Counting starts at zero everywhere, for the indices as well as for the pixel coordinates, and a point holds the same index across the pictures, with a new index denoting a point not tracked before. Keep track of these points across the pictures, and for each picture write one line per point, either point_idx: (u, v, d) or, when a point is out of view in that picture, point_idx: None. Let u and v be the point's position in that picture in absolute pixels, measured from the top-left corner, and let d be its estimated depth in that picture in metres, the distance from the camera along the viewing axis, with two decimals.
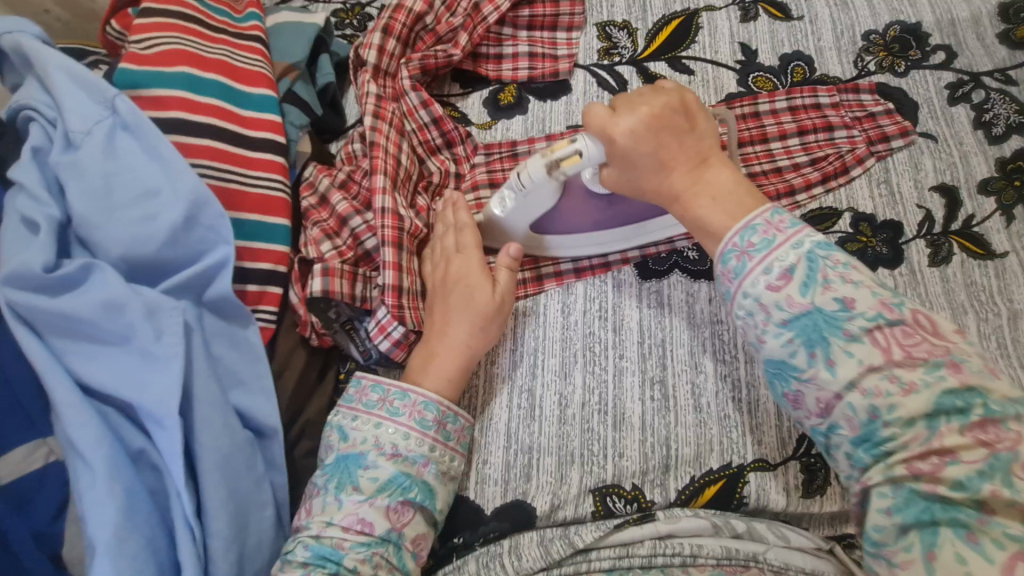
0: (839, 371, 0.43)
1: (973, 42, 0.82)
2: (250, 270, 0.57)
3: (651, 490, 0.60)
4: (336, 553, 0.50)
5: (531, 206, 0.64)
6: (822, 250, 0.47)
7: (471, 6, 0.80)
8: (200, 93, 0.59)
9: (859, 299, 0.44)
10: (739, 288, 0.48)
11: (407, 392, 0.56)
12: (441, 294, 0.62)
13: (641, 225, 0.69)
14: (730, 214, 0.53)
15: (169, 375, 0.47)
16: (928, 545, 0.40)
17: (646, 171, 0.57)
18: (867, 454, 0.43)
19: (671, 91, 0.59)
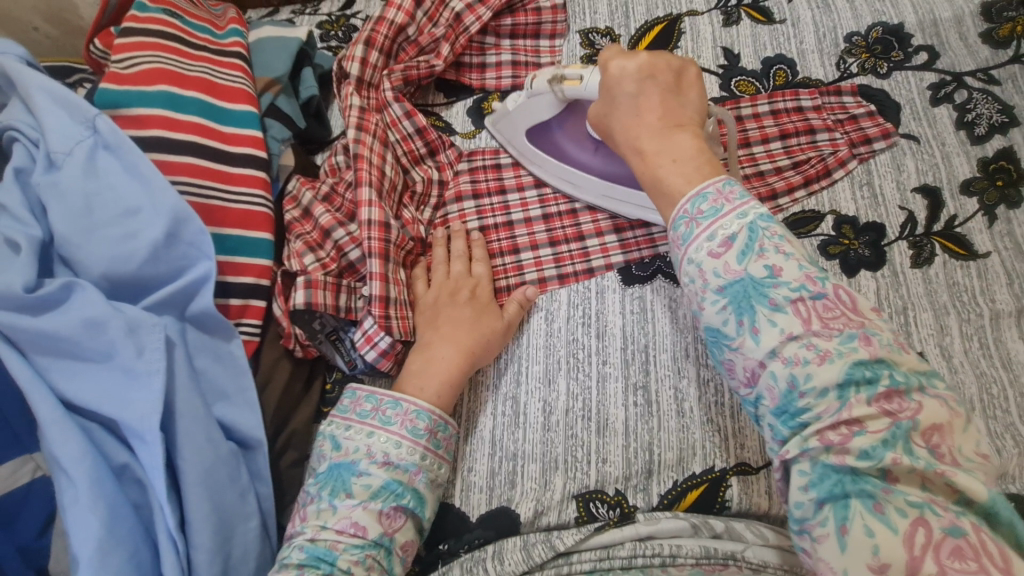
0: (763, 339, 0.42)
1: (956, 43, 0.82)
2: (233, 284, 0.58)
3: (634, 495, 0.61)
4: (330, 555, 0.49)
5: (532, 109, 0.70)
6: (764, 221, 0.45)
7: (453, 17, 0.81)
8: (182, 111, 0.60)
9: (787, 270, 0.43)
10: (685, 252, 0.46)
11: (399, 400, 0.56)
12: (447, 306, 0.65)
13: (611, 187, 0.72)
14: (686, 176, 0.50)
15: (150, 391, 0.47)
16: (840, 519, 0.38)
17: (623, 114, 0.57)
18: (785, 426, 0.41)
19: (679, 61, 0.58)
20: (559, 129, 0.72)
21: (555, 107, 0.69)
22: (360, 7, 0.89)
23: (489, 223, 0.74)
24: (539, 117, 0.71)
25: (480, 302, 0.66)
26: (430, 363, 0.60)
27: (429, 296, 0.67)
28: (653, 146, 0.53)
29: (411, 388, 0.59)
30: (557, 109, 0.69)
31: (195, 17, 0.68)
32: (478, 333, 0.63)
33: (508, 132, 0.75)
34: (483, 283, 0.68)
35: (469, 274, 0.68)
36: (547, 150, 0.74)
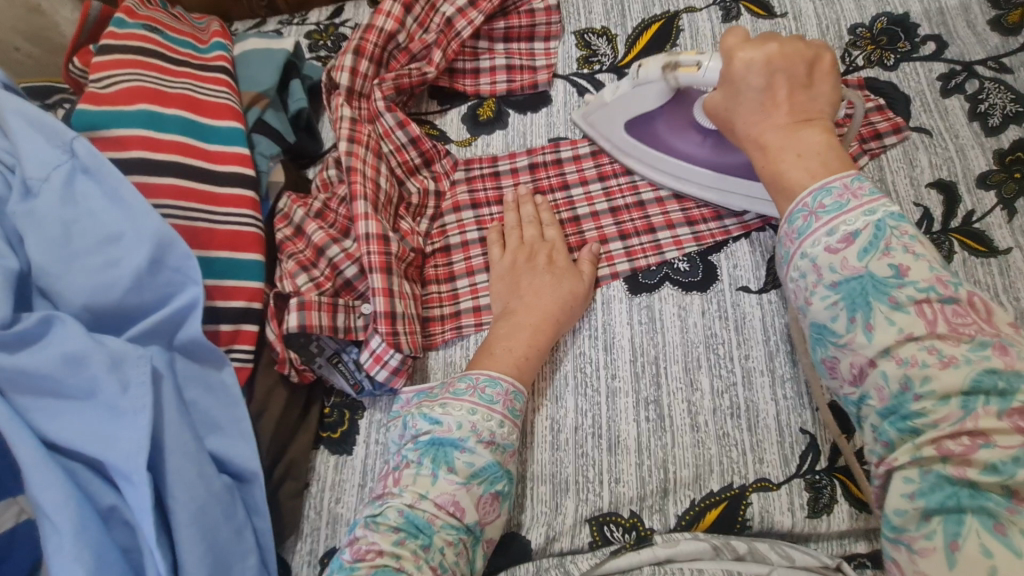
0: (876, 338, 0.39)
1: (963, 31, 0.79)
2: (222, 308, 0.55)
3: (650, 516, 0.58)
4: (429, 528, 0.48)
5: (636, 99, 0.64)
6: (894, 220, 0.41)
7: (444, 22, 0.78)
8: (164, 131, 0.57)
9: (915, 270, 0.39)
10: (800, 247, 0.43)
11: (497, 380, 0.56)
12: (526, 273, 0.65)
13: (722, 178, 0.68)
14: (810, 172, 0.46)
15: (136, 428, 0.45)
16: (951, 534, 0.35)
17: (747, 107, 0.51)
18: (892, 428, 0.38)
19: (814, 44, 0.51)
20: (662, 120, 0.66)
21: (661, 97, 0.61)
22: (349, 16, 0.87)
23: None
24: (642, 108, 0.64)
25: (559, 268, 0.65)
26: (517, 328, 0.61)
27: (505, 263, 0.67)
28: (778, 139, 0.49)
29: (500, 349, 0.59)
30: (665, 97, 0.62)
31: (177, 32, 0.66)
32: (560, 298, 0.63)
33: (604, 123, 0.70)
34: (559, 247, 0.67)
35: (543, 238, 0.68)
36: (647, 140, 0.69)
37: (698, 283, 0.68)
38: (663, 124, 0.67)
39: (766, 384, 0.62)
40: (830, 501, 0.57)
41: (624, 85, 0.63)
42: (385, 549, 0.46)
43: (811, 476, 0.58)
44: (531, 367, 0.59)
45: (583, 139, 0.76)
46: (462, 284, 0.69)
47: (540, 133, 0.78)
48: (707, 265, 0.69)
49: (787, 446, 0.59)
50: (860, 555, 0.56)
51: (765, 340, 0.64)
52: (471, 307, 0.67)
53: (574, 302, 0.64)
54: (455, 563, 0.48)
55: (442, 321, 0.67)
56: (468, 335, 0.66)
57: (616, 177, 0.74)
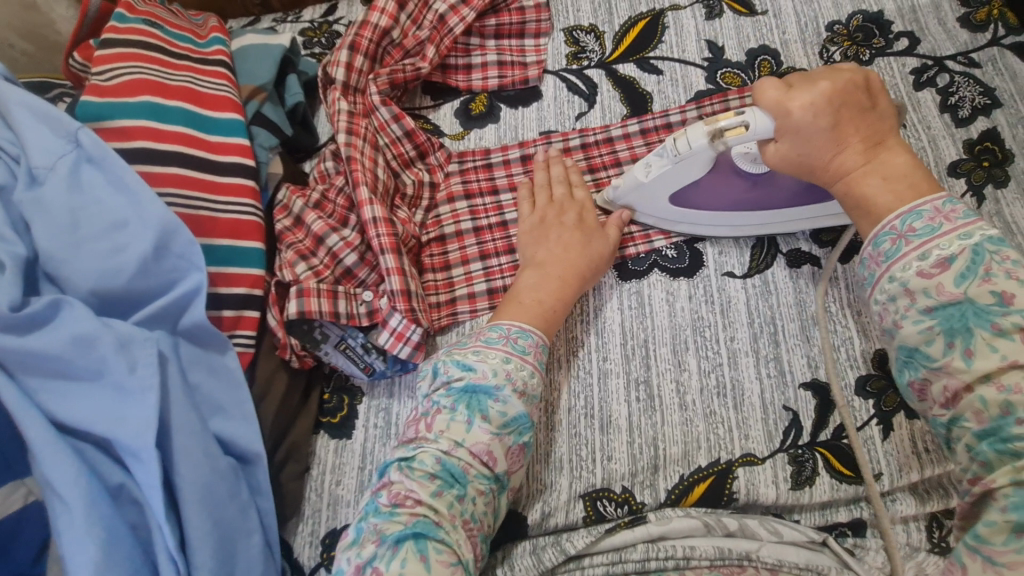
0: (976, 363, 0.41)
1: (935, 28, 0.83)
2: (225, 295, 0.57)
3: (641, 491, 0.60)
4: (465, 477, 0.52)
5: (677, 175, 0.64)
6: (992, 245, 0.44)
7: (437, 19, 0.80)
8: (167, 122, 0.59)
9: (1020, 296, 0.42)
10: (888, 271, 0.47)
11: (528, 333, 0.60)
12: (555, 228, 0.68)
13: (778, 213, 0.67)
14: (896, 195, 0.50)
15: (144, 408, 0.46)
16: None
17: (820, 147, 0.54)
18: (991, 448, 0.41)
19: (848, 74, 0.55)
20: (705, 187, 0.65)
21: (706, 164, 0.62)
22: (342, 13, 0.89)
23: (483, 223, 0.73)
24: (684, 180, 0.64)
25: (588, 226, 0.68)
26: (547, 278, 0.64)
27: (533, 219, 0.70)
28: (861, 165, 0.53)
29: (530, 299, 0.63)
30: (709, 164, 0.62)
31: (176, 27, 0.67)
32: (588, 256, 0.66)
33: (645, 203, 0.68)
34: (588, 207, 0.70)
35: (571, 198, 0.71)
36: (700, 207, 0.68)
37: (685, 269, 0.70)
38: (709, 189, 0.66)
39: (751, 364, 0.65)
40: (812, 474, 0.59)
41: (662, 163, 0.63)
42: (423, 498, 0.50)
43: (794, 450, 0.60)
44: (555, 320, 0.63)
45: (572, 132, 0.79)
46: (457, 272, 0.71)
47: (531, 127, 0.81)
48: (693, 252, 0.71)
49: (771, 423, 0.62)
50: (841, 525, 0.58)
51: (749, 322, 0.67)
52: (467, 295, 0.70)
53: (600, 262, 0.67)
54: (483, 513, 0.52)
55: (438, 307, 0.69)
56: (463, 321, 0.69)
57: (605, 169, 0.77)
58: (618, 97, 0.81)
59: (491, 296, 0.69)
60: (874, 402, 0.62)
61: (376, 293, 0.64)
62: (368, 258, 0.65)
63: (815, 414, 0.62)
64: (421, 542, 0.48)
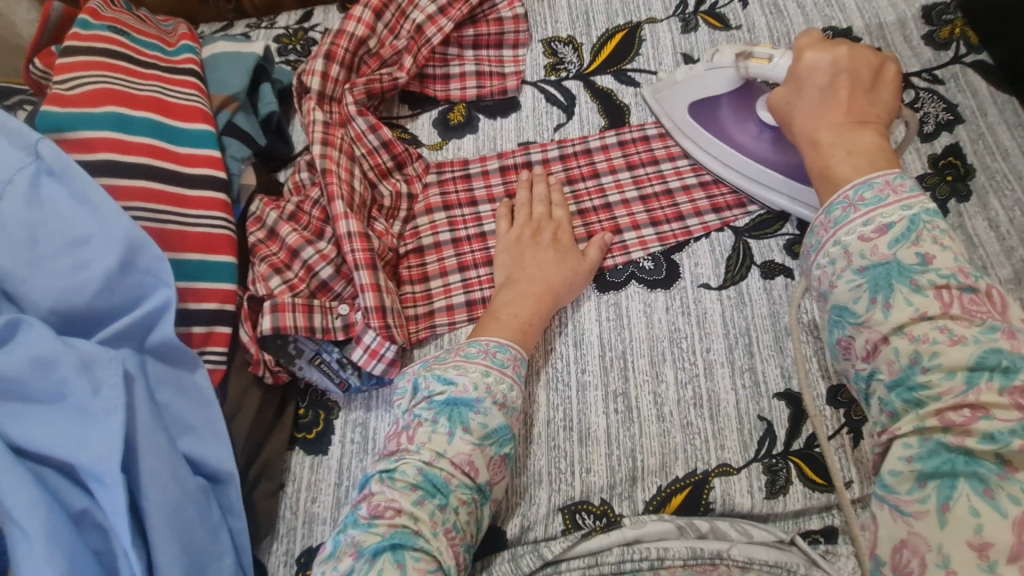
0: (893, 315, 0.42)
1: (901, 45, 0.85)
2: (195, 311, 0.55)
3: (619, 503, 0.60)
4: (447, 487, 0.51)
5: (706, 83, 0.73)
6: (927, 216, 0.45)
7: (414, 29, 0.80)
8: (133, 133, 0.57)
9: (940, 259, 0.42)
10: (834, 235, 0.48)
11: (505, 346, 0.60)
12: (531, 247, 0.69)
13: (767, 173, 0.72)
14: (857, 167, 0.51)
15: (109, 429, 0.44)
16: (943, 496, 0.36)
17: (808, 105, 0.56)
18: (898, 398, 0.40)
19: (878, 57, 0.57)
20: (727, 108, 0.74)
21: (733, 84, 0.70)
22: (319, 21, 0.88)
23: (461, 235, 0.73)
24: (710, 92, 0.73)
25: (563, 246, 0.69)
26: (522, 296, 0.65)
27: (511, 235, 0.70)
28: (832, 138, 0.53)
29: (507, 315, 0.64)
30: (734, 86, 0.71)
31: (143, 35, 0.65)
32: (563, 274, 0.67)
33: (669, 103, 0.77)
34: (564, 226, 0.71)
35: (550, 217, 0.72)
36: (710, 127, 0.75)
37: (662, 281, 0.71)
38: (726, 113, 0.74)
39: (726, 375, 0.66)
40: (786, 483, 0.60)
41: (698, 69, 0.73)
42: (404, 508, 0.50)
43: (769, 460, 0.61)
44: (531, 335, 0.64)
45: (551, 143, 0.79)
46: (435, 284, 0.70)
47: (509, 137, 0.81)
48: (670, 264, 0.72)
49: (746, 433, 0.63)
50: (814, 532, 0.59)
51: (725, 334, 0.68)
52: (445, 307, 0.69)
53: (575, 280, 0.67)
54: (467, 522, 0.52)
55: (416, 320, 0.69)
56: (441, 333, 0.68)
57: (583, 180, 0.77)
58: (595, 108, 0.82)
59: (469, 308, 0.69)
60: (844, 412, 0.63)
61: (351, 307, 0.63)
62: (344, 271, 0.65)
63: (788, 423, 0.63)
64: (399, 551, 0.47)
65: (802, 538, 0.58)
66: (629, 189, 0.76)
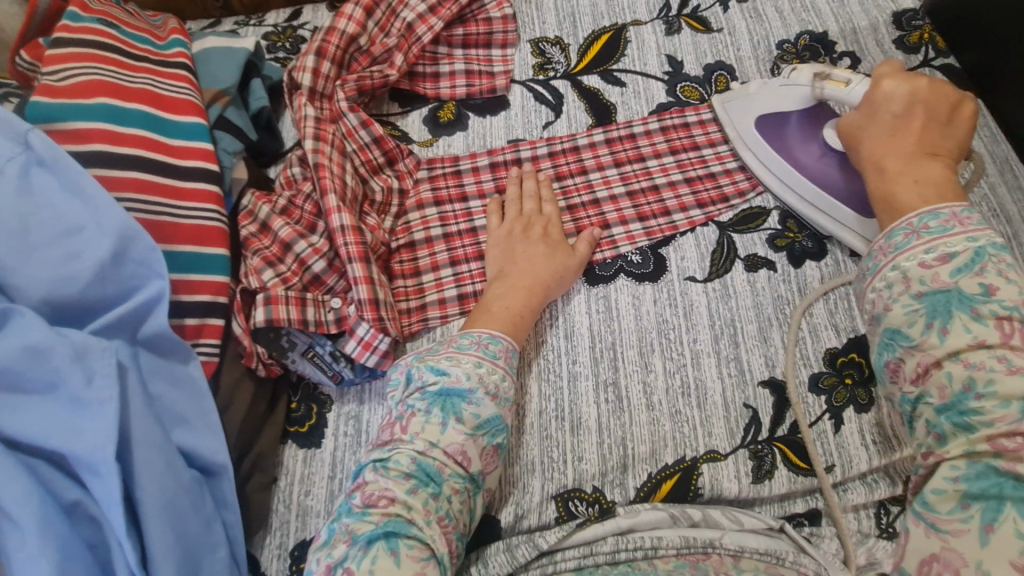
0: (949, 340, 0.43)
1: (873, 49, 0.89)
2: (187, 303, 0.55)
3: (611, 490, 0.62)
4: (440, 476, 0.52)
5: (780, 98, 0.74)
6: (995, 249, 0.45)
7: (405, 27, 0.81)
8: (124, 125, 0.56)
9: (1004, 290, 0.43)
10: (893, 260, 0.48)
11: (498, 338, 0.61)
12: (522, 241, 0.70)
13: (821, 196, 0.73)
14: (921, 195, 0.52)
15: (103, 419, 0.44)
16: (987, 518, 0.38)
17: (879, 130, 0.58)
18: (948, 421, 0.42)
19: (960, 91, 0.57)
20: (795, 125, 0.74)
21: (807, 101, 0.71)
22: (307, 19, 0.88)
23: (453, 230, 0.74)
24: (781, 107, 0.74)
25: (553, 240, 0.70)
26: (513, 289, 0.66)
27: (502, 231, 0.71)
28: (898, 166, 0.55)
29: (498, 307, 0.65)
30: (807, 104, 0.73)
31: (133, 28, 0.65)
32: (554, 268, 0.68)
33: (738, 114, 0.78)
34: (554, 222, 0.73)
35: (540, 212, 0.73)
36: (773, 141, 0.75)
37: (649, 274, 0.73)
38: (793, 130, 0.74)
39: (712, 364, 0.67)
40: (772, 468, 0.62)
41: (777, 83, 0.75)
42: (398, 497, 0.50)
43: (755, 446, 0.63)
44: (523, 327, 0.65)
45: (540, 141, 0.81)
46: (427, 278, 0.71)
47: (499, 135, 0.82)
48: (657, 257, 0.74)
49: (733, 421, 0.65)
50: (799, 515, 0.61)
51: (711, 325, 0.70)
52: (437, 300, 0.70)
53: (565, 273, 0.69)
54: (459, 511, 0.52)
55: (408, 313, 0.69)
56: (434, 326, 0.69)
57: (572, 177, 0.78)
58: (583, 107, 0.84)
59: (461, 301, 0.70)
60: (825, 398, 0.66)
61: (344, 300, 0.64)
62: (336, 265, 0.65)
63: (772, 411, 0.65)
64: (393, 540, 0.47)
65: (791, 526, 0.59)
66: (617, 185, 0.78)
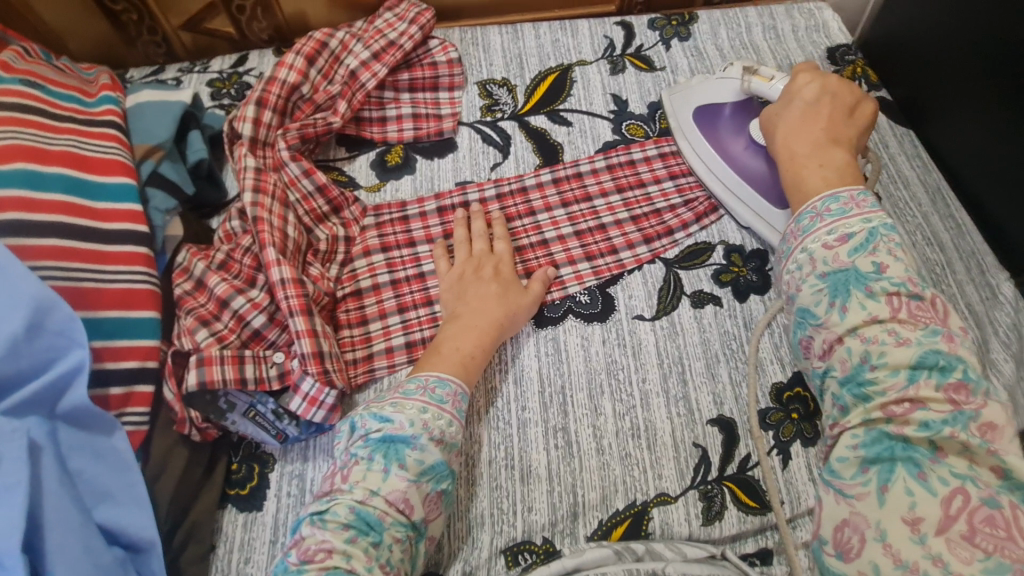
0: (849, 317, 0.45)
1: None
2: (113, 371, 0.53)
3: (562, 540, 0.61)
4: (380, 525, 0.51)
5: (715, 90, 0.79)
6: (886, 230, 0.48)
7: (348, 74, 0.81)
8: (45, 190, 0.54)
9: (893, 268, 0.46)
10: (802, 243, 0.50)
11: (446, 381, 0.61)
12: (473, 284, 0.70)
13: (742, 187, 0.76)
14: (827, 181, 0.54)
15: (11, 507, 0.42)
16: (882, 479, 0.40)
17: (791, 118, 0.61)
18: (849, 392, 0.44)
19: (860, 92, 0.62)
20: (727, 118, 0.78)
21: (738, 95, 0.76)
22: (253, 65, 0.88)
23: (400, 276, 0.73)
24: (716, 99, 0.79)
25: (505, 279, 0.70)
26: (465, 329, 0.65)
27: (452, 274, 0.71)
28: (806, 150, 0.57)
29: (449, 348, 0.64)
30: (739, 97, 0.76)
31: (59, 86, 0.64)
32: (505, 307, 0.68)
33: (681, 106, 0.83)
34: (505, 261, 0.72)
35: (491, 252, 0.73)
36: (706, 132, 0.79)
37: (598, 314, 0.73)
38: (725, 122, 0.78)
39: (662, 405, 0.68)
40: (721, 508, 0.62)
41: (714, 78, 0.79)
42: (336, 547, 0.49)
43: (704, 486, 0.63)
44: (474, 368, 0.64)
45: (488, 183, 0.81)
46: (374, 327, 0.70)
47: (446, 177, 0.82)
48: (605, 296, 0.75)
49: (682, 461, 0.65)
50: (750, 555, 0.61)
51: (659, 363, 0.70)
52: (384, 349, 0.69)
53: (517, 314, 0.69)
54: (400, 559, 0.51)
55: (354, 364, 0.68)
56: (381, 376, 0.68)
57: (520, 218, 0.79)
58: (530, 148, 0.85)
59: (409, 349, 0.69)
60: (772, 433, 0.66)
61: (287, 354, 0.63)
62: (278, 318, 0.64)
63: (721, 449, 0.65)
64: None
65: (733, 552, 0.61)
66: (565, 225, 0.78)
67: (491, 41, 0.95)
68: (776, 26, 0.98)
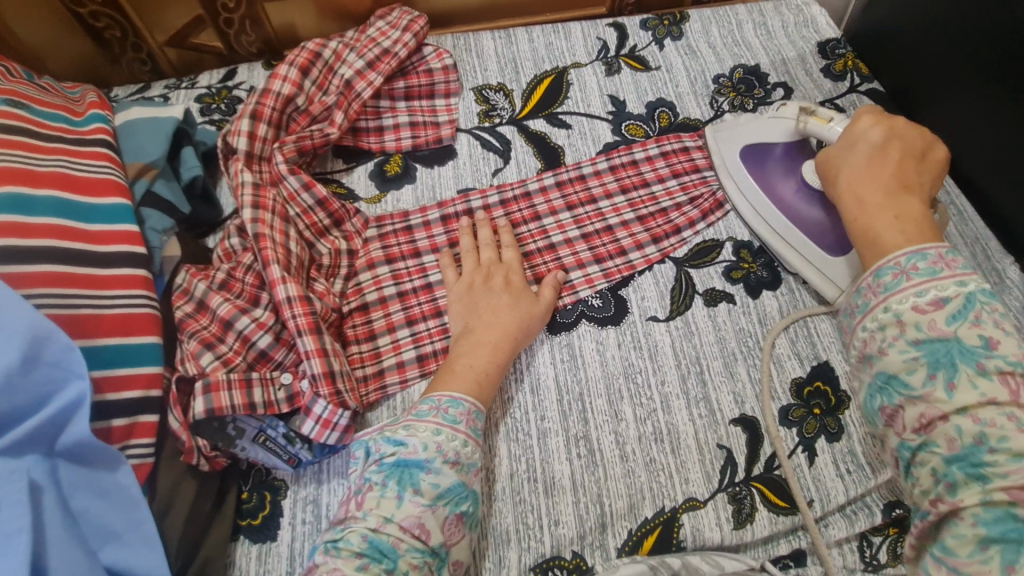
0: (957, 396, 0.42)
1: (805, 77, 0.93)
2: (115, 402, 0.50)
3: (592, 554, 0.59)
4: (394, 552, 0.48)
5: (766, 128, 0.75)
6: (984, 297, 0.46)
7: (343, 84, 0.79)
8: (36, 214, 0.52)
9: (1004, 344, 0.43)
10: (884, 302, 0.48)
11: (459, 400, 0.58)
12: (483, 294, 0.68)
13: (792, 232, 0.73)
14: (904, 235, 0.52)
15: (11, 558, 0.39)
16: (1007, 559, 0.38)
17: (857, 160, 0.59)
18: (960, 471, 0.41)
19: (930, 136, 0.60)
20: (778, 158, 0.75)
21: (791, 135, 0.73)
22: (242, 78, 0.86)
23: (407, 288, 0.71)
24: (766, 138, 0.75)
25: (516, 289, 0.68)
26: (477, 346, 0.63)
27: (461, 285, 0.69)
28: (879, 199, 0.55)
29: (462, 366, 0.62)
30: (792, 138, 0.73)
31: (45, 106, 0.61)
32: (519, 317, 0.66)
33: (725, 144, 0.80)
34: (514, 269, 0.71)
35: (499, 260, 0.71)
36: (754, 171, 0.76)
37: (611, 317, 0.72)
38: (774, 162, 0.75)
39: (683, 406, 0.66)
40: (751, 510, 0.61)
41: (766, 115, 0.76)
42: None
43: (733, 489, 0.62)
44: (489, 384, 0.62)
45: (490, 189, 0.80)
46: (383, 341, 0.68)
47: (448, 184, 0.80)
48: (617, 299, 0.73)
49: (708, 463, 0.63)
50: (784, 557, 0.60)
51: (677, 363, 0.69)
52: (395, 364, 0.67)
53: (531, 323, 0.67)
54: None
55: (365, 382, 0.65)
56: (393, 393, 0.66)
57: (525, 223, 0.77)
58: (531, 152, 0.83)
59: (420, 363, 0.67)
60: (796, 430, 0.65)
61: (295, 375, 0.60)
62: (284, 338, 0.61)
63: (746, 449, 0.64)
64: None
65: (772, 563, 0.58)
66: (571, 229, 0.77)
67: (484, 47, 0.94)
68: (766, 22, 0.99)
